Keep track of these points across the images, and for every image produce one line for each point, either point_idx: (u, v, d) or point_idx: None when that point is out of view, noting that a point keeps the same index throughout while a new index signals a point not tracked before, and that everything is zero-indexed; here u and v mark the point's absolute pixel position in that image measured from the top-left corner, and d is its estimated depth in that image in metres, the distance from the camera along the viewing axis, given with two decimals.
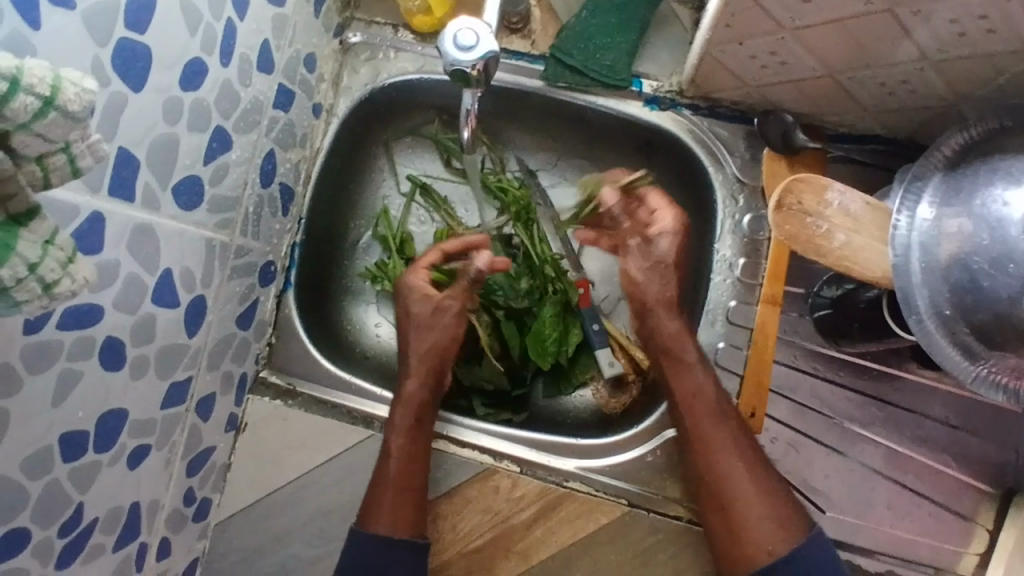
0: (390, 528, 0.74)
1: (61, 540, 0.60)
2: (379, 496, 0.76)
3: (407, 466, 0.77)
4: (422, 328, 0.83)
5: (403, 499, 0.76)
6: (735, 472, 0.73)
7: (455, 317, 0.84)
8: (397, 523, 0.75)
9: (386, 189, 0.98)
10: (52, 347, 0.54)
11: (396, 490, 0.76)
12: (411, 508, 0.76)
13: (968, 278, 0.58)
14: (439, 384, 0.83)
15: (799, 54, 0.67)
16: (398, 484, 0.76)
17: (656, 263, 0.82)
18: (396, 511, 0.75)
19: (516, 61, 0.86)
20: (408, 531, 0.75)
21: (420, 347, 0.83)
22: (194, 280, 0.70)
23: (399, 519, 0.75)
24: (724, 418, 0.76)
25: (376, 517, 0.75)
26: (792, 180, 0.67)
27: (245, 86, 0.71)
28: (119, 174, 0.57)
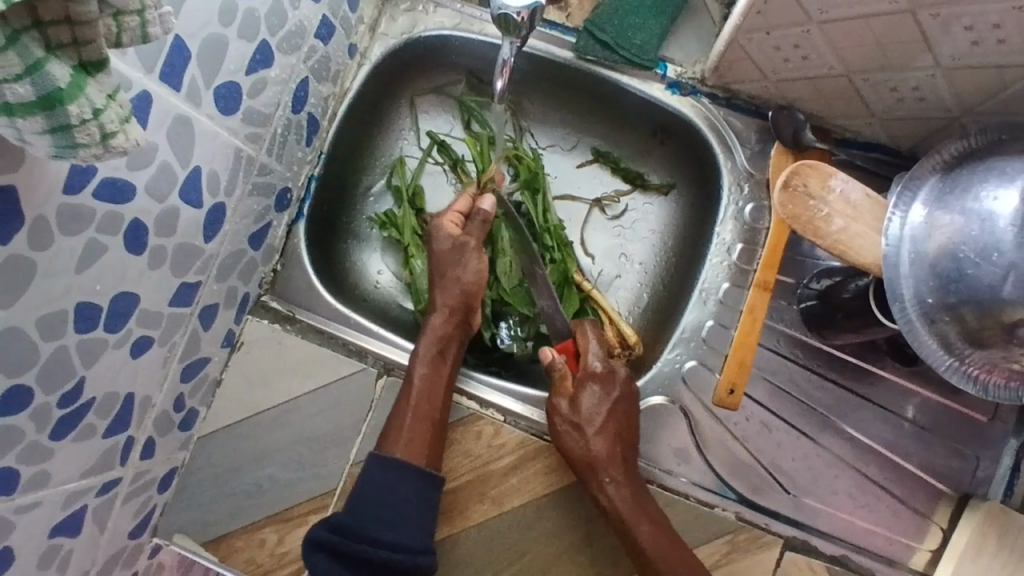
0: (407, 452, 0.77)
1: (59, 409, 0.61)
2: (398, 422, 0.79)
3: (426, 395, 0.80)
4: (452, 264, 0.86)
5: (422, 429, 0.79)
6: (635, 527, 0.76)
7: (476, 254, 0.87)
8: (414, 449, 0.78)
9: (404, 143, 1.01)
10: (85, 213, 0.56)
11: (414, 416, 0.79)
12: (428, 436, 0.79)
13: (954, 268, 0.63)
14: (467, 321, 0.86)
15: (821, 50, 0.72)
16: (417, 413, 0.79)
17: (593, 378, 0.82)
18: (413, 438, 0.78)
19: (549, 30, 0.90)
20: (423, 460, 0.78)
21: (446, 284, 0.86)
22: (219, 186, 0.72)
23: (415, 444, 0.78)
24: (628, 497, 0.77)
25: (390, 442, 0.78)
26: (801, 164, 0.71)
27: (294, 8, 0.73)
28: (172, 60, 0.59)
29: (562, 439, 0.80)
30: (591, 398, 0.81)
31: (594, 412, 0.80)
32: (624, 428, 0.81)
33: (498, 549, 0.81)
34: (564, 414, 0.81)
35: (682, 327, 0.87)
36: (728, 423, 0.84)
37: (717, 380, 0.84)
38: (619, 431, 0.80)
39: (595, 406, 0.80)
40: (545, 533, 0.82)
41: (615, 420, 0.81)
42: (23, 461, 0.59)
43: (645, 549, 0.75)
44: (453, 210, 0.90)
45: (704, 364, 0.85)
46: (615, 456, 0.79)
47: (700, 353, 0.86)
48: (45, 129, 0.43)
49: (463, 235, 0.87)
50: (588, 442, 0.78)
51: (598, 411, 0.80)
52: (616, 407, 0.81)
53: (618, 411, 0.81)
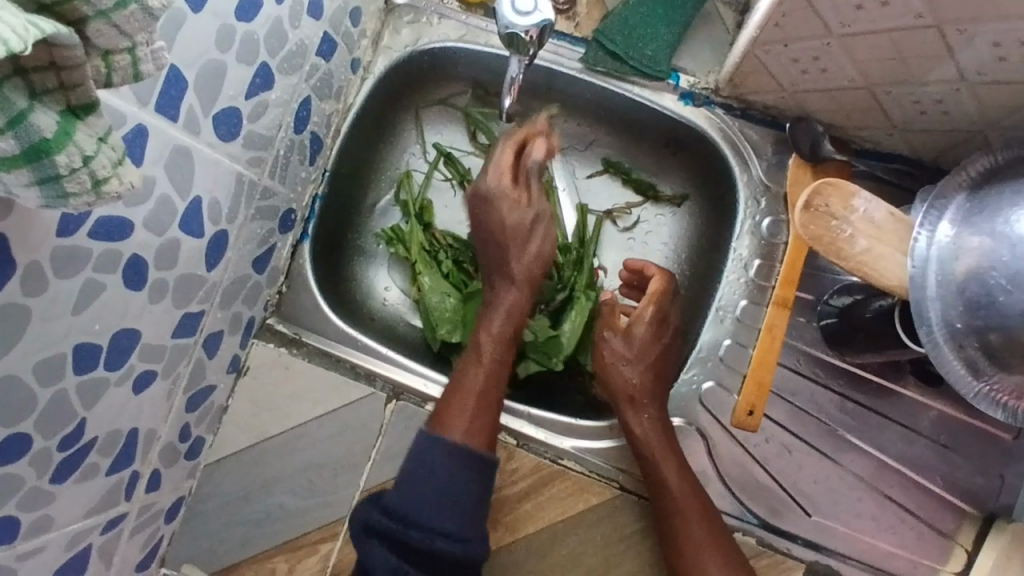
0: (469, 435, 0.75)
1: (60, 453, 0.60)
2: (458, 406, 0.76)
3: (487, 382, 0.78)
4: (523, 236, 0.83)
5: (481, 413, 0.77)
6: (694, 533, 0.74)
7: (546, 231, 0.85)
8: (472, 435, 0.75)
9: (409, 156, 0.99)
10: (82, 253, 0.54)
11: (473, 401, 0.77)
12: (489, 417, 0.77)
13: (983, 293, 0.61)
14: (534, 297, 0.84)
15: (841, 63, 0.69)
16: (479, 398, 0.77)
17: (622, 359, 0.82)
18: (472, 424, 0.76)
19: (558, 41, 0.87)
20: (485, 445, 0.76)
21: (513, 253, 0.83)
22: (221, 214, 0.70)
23: (478, 427, 0.75)
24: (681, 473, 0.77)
25: (449, 424, 0.75)
26: (822, 182, 0.68)
27: (294, 28, 0.71)
28: (167, 91, 0.57)
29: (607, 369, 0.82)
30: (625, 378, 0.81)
31: (640, 348, 0.82)
32: (665, 367, 0.82)
33: None
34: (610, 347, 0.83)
35: (698, 346, 0.84)
36: (746, 445, 0.82)
37: (735, 402, 0.82)
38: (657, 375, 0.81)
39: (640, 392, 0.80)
40: (561, 559, 0.80)
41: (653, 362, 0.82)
42: (24, 507, 0.58)
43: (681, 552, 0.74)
44: (507, 165, 0.84)
45: (722, 384, 0.83)
46: (654, 393, 0.80)
47: (718, 372, 0.84)
48: (32, 181, 0.41)
49: (528, 206, 0.84)
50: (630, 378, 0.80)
51: (636, 350, 0.82)
52: (647, 356, 0.82)
53: (653, 358, 0.82)
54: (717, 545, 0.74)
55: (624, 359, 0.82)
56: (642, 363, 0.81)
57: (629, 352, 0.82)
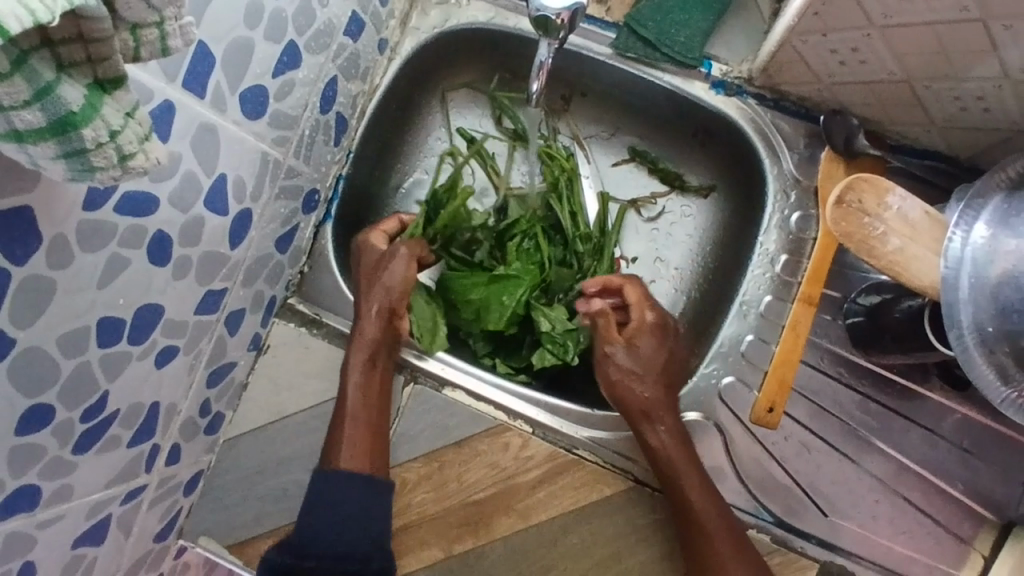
0: (348, 461, 0.76)
1: (82, 424, 0.61)
2: (336, 435, 0.78)
3: (366, 408, 0.79)
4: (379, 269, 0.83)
5: (363, 436, 0.78)
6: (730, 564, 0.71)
7: (401, 260, 0.84)
8: (357, 462, 0.76)
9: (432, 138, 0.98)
10: (107, 228, 0.54)
11: (351, 427, 0.78)
12: (367, 441, 0.77)
13: (1019, 297, 0.61)
14: (394, 324, 0.83)
15: (880, 55, 0.67)
16: (354, 424, 0.78)
17: (629, 373, 0.80)
18: (353, 449, 0.77)
19: (589, 25, 0.86)
20: (368, 465, 0.76)
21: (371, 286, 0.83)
22: (245, 193, 0.70)
23: (355, 454, 0.76)
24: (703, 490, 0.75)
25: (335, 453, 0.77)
26: (856, 178, 0.66)
27: (322, 6, 0.71)
28: (195, 67, 0.57)
29: (617, 385, 0.80)
30: (637, 393, 0.79)
31: (650, 357, 0.81)
32: (670, 372, 0.81)
33: (525, 563, 0.79)
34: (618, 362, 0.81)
35: (719, 340, 0.83)
36: (765, 443, 0.81)
37: (754, 399, 0.82)
38: (665, 384, 0.80)
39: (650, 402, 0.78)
40: (572, 548, 0.79)
41: (660, 370, 0.81)
42: (45, 476, 0.59)
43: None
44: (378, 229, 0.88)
45: (741, 380, 0.82)
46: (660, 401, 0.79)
47: (738, 368, 0.82)
48: (58, 154, 0.41)
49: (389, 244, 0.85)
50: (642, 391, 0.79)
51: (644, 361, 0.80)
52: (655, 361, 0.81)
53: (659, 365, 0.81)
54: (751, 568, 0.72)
55: (630, 373, 0.80)
56: (648, 375, 0.80)
57: (629, 365, 0.81)
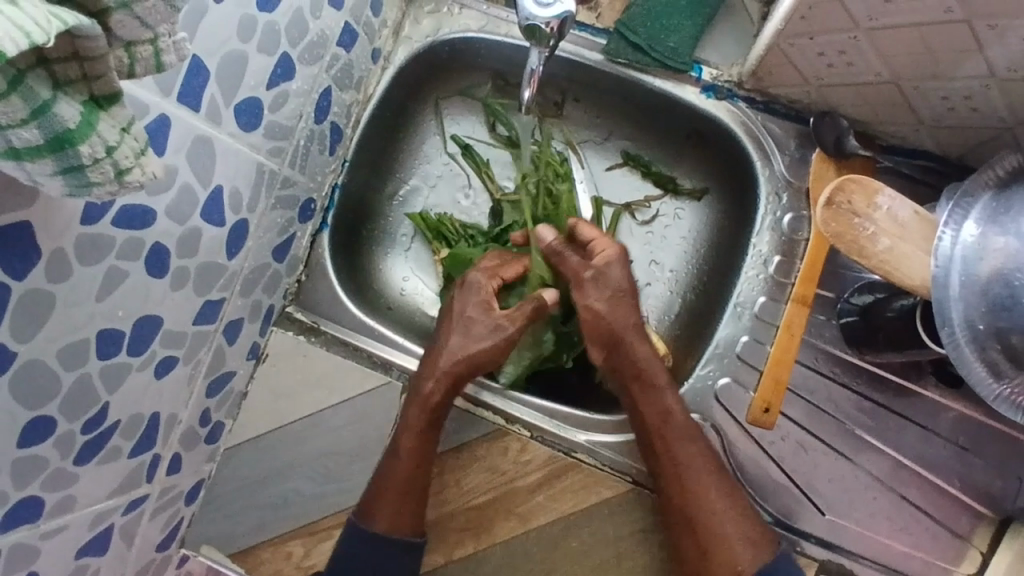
0: (386, 528, 0.77)
1: (83, 435, 0.61)
2: (378, 498, 0.78)
3: (409, 479, 0.77)
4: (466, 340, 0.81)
5: (403, 504, 0.77)
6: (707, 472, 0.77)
7: (492, 341, 0.82)
8: (395, 528, 0.77)
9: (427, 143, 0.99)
10: (105, 241, 0.55)
11: (392, 495, 0.77)
12: (410, 509, 0.78)
13: (1008, 295, 0.61)
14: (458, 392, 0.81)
15: (867, 57, 0.68)
16: (398, 490, 0.77)
17: (616, 294, 0.83)
18: (394, 514, 0.77)
19: (579, 32, 0.86)
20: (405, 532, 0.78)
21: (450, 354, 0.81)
22: (241, 203, 0.71)
23: (396, 522, 0.77)
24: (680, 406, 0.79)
25: (374, 517, 0.77)
26: (845, 179, 0.67)
27: (315, 18, 0.71)
28: (189, 81, 0.58)
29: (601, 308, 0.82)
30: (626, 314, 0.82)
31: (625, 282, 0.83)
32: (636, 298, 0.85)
33: (526, 566, 0.80)
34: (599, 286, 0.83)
35: (715, 342, 0.84)
36: (762, 443, 0.82)
37: (751, 399, 0.82)
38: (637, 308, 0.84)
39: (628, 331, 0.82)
40: (573, 550, 0.80)
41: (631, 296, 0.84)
42: (48, 487, 0.59)
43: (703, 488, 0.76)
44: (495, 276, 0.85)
45: (737, 381, 0.83)
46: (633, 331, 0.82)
47: (734, 369, 0.83)
48: (56, 171, 0.42)
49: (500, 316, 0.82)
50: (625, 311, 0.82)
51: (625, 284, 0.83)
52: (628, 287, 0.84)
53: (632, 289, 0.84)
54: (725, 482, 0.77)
55: (612, 294, 0.83)
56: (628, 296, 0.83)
57: (603, 293, 0.82)
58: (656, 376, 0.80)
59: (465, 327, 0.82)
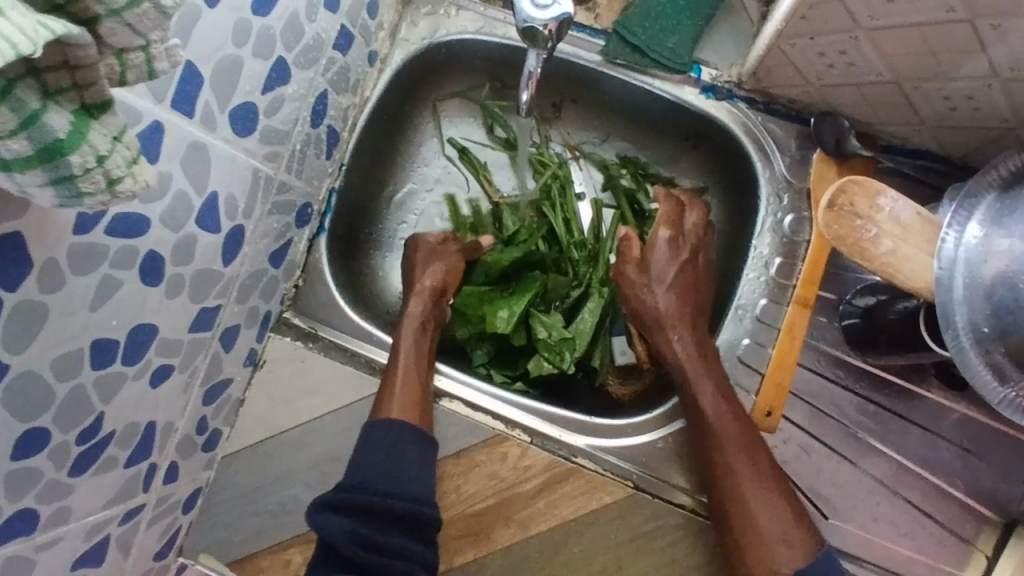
0: (401, 412, 0.77)
1: (78, 446, 0.60)
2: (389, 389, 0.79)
3: (413, 371, 0.80)
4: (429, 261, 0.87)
5: (413, 394, 0.78)
6: (744, 478, 0.72)
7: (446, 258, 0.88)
8: (408, 413, 0.77)
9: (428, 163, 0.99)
10: (98, 249, 0.54)
11: (407, 385, 0.79)
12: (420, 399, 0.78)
13: (1013, 298, 0.60)
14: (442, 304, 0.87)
15: (869, 57, 0.67)
16: (405, 379, 0.79)
17: (651, 284, 0.83)
18: (405, 403, 0.77)
19: (577, 33, 0.86)
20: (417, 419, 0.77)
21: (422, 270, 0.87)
22: (237, 209, 0.70)
23: (408, 406, 0.77)
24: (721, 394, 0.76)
25: (387, 405, 0.77)
26: (846, 181, 0.66)
27: (310, 21, 0.70)
28: (183, 87, 0.57)
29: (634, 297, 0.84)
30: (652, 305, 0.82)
31: (667, 268, 0.83)
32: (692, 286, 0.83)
33: (527, 573, 0.79)
34: (632, 275, 0.84)
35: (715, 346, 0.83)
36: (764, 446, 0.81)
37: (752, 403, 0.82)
38: (686, 290, 0.83)
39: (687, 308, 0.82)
40: (574, 556, 0.79)
41: (684, 279, 0.83)
42: (42, 499, 0.59)
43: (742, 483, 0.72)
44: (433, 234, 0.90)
45: (738, 384, 0.82)
46: (685, 314, 0.81)
47: (734, 371, 0.83)
48: (46, 181, 0.41)
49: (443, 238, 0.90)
50: (657, 299, 0.82)
51: (667, 268, 0.83)
52: (685, 267, 0.83)
53: (687, 266, 0.83)
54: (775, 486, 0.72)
55: (646, 283, 0.83)
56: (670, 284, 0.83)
57: (643, 279, 0.84)
58: (693, 367, 0.78)
59: (434, 252, 0.88)
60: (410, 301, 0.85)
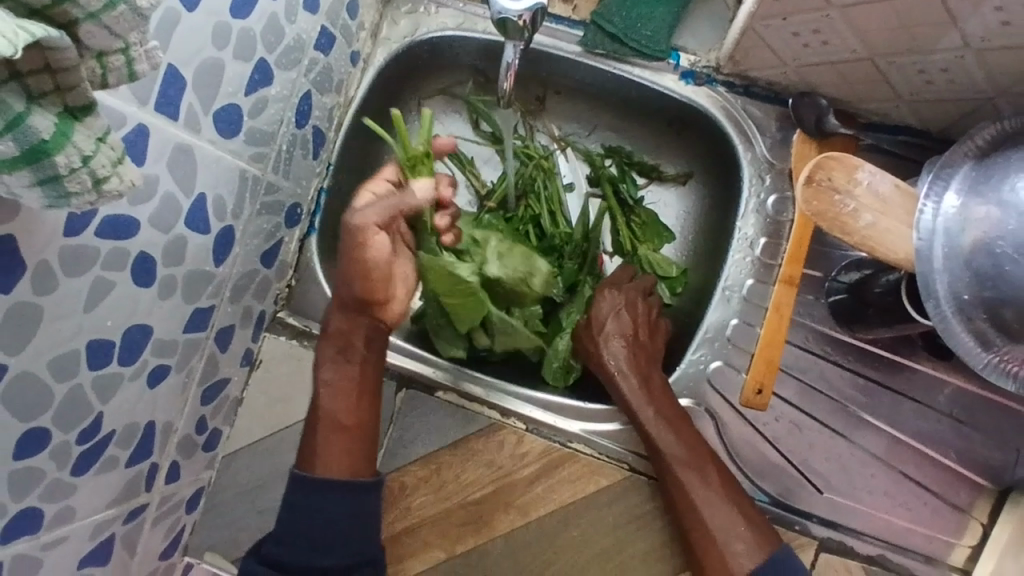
0: (324, 466, 0.75)
1: (79, 446, 0.62)
2: (313, 438, 0.77)
3: (336, 408, 0.77)
4: (351, 258, 0.77)
5: (336, 436, 0.76)
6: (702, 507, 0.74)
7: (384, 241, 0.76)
8: (333, 464, 0.75)
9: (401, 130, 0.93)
10: (90, 251, 0.55)
11: (333, 431, 0.76)
12: (350, 444, 0.76)
13: (991, 264, 0.61)
14: (371, 313, 0.79)
15: (842, 34, 0.68)
16: (329, 422, 0.76)
17: (597, 338, 0.82)
18: (330, 450, 0.76)
19: (555, 25, 0.87)
20: (345, 471, 0.75)
21: (345, 271, 0.77)
22: (226, 210, 0.71)
23: (330, 458, 0.75)
24: (671, 434, 0.77)
25: (313, 457, 0.76)
26: (823, 157, 0.67)
27: (290, 23, 0.72)
28: (166, 90, 0.58)
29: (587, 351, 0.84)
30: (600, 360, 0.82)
31: (612, 319, 0.83)
32: (639, 336, 0.83)
33: (527, 559, 0.80)
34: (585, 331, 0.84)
35: (704, 327, 0.84)
36: (756, 424, 0.82)
37: (744, 381, 0.82)
38: (633, 339, 0.82)
39: (641, 360, 0.82)
40: (572, 541, 0.80)
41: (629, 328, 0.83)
42: (46, 498, 0.60)
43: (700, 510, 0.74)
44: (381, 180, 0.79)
45: (729, 364, 0.83)
46: (632, 366, 0.80)
47: (725, 352, 0.83)
48: (33, 181, 0.41)
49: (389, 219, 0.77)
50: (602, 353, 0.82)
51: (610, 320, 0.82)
52: (627, 317, 0.83)
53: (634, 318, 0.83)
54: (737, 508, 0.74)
55: (594, 337, 0.83)
56: (618, 335, 0.82)
57: (592, 334, 0.83)
58: (643, 415, 0.78)
59: (353, 242, 0.77)
60: (333, 314, 0.80)
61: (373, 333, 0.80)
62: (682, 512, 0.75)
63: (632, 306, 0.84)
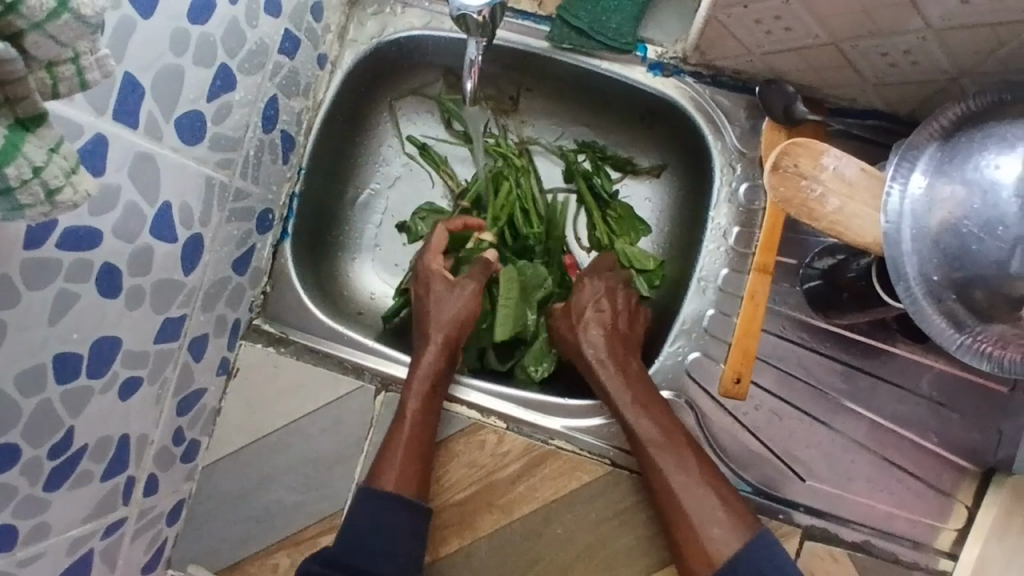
0: (398, 484, 0.76)
1: (50, 461, 0.61)
2: (388, 455, 0.78)
3: (417, 436, 0.79)
4: (441, 304, 0.84)
5: (414, 460, 0.78)
6: (678, 491, 0.74)
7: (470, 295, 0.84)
8: (405, 484, 0.77)
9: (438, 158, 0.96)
10: (51, 263, 0.55)
11: (408, 452, 0.78)
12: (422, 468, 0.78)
13: (958, 243, 0.60)
14: (457, 355, 0.83)
15: (803, 20, 0.68)
16: (409, 444, 0.78)
17: (575, 325, 0.83)
18: (405, 472, 0.77)
19: (523, 21, 0.87)
20: (413, 492, 0.77)
21: (439, 317, 0.83)
22: (193, 218, 0.71)
23: (405, 478, 0.77)
24: (649, 416, 0.77)
25: (385, 473, 0.77)
26: (790, 144, 0.68)
27: (252, 26, 0.71)
28: (124, 98, 0.58)
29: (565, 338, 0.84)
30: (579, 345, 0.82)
31: (591, 306, 0.83)
32: (619, 324, 0.83)
33: (511, 559, 0.80)
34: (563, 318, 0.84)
35: (681, 318, 0.84)
36: (737, 414, 0.82)
37: (722, 371, 0.82)
38: (613, 327, 0.82)
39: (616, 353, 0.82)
40: (556, 538, 0.80)
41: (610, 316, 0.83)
42: (19, 515, 0.59)
43: (676, 492, 0.74)
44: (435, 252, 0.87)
45: (707, 354, 0.83)
46: (612, 351, 0.81)
47: (703, 343, 0.83)
48: None
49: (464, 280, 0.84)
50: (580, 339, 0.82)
51: (588, 308, 0.83)
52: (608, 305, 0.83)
53: (613, 306, 0.83)
54: (720, 493, 0.74)
55: (573, 325, 0.83)
56: (598, 323, 0.82)
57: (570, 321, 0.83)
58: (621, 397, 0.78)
59: (446, 293, 0.84)
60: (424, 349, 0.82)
61: (454, 373, 0.83)
62: (658, 495, 0.75)
63: (613, 293, 0.84)
